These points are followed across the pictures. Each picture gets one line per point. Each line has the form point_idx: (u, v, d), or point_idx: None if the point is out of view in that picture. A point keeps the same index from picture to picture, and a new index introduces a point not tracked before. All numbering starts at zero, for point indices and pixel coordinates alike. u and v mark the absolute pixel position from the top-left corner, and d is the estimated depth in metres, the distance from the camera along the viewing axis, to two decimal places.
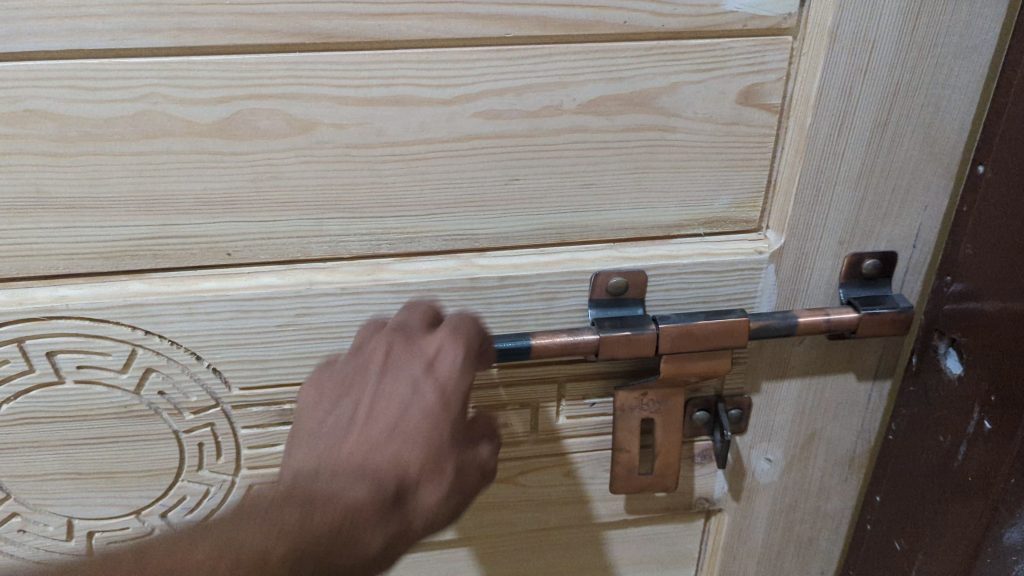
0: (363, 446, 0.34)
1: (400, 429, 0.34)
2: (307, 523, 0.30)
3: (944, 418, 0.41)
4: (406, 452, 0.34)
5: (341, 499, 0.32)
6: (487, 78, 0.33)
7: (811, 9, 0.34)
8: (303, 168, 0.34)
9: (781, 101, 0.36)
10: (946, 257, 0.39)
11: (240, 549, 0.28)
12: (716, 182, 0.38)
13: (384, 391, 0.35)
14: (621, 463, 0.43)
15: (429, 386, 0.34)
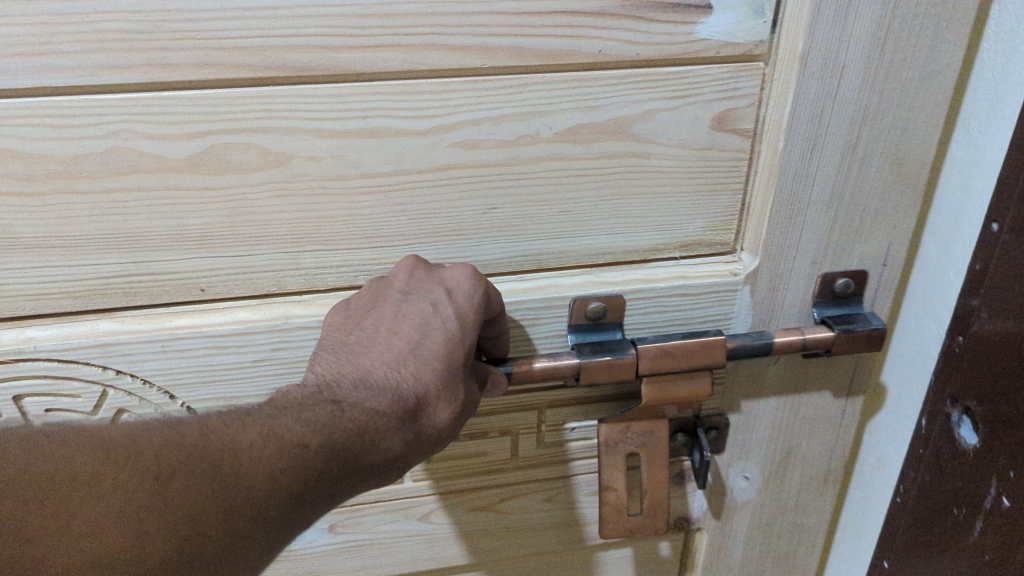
0: (385, 361, 0.34)
1: (420, 348, 0.34)
2: (339, 419, 0.31)
3: (961, 491, 0.40)
4: (423, 370, 0.33)
5: (368, 408, 0.32)
6: (464, 107, 0.33)
7: (782, 36, 0.34)
8: (278, 201, 0.33)
9: (754, 126, 0.36)
10: (956, 317, 0.39)
11: (280, 436, 0.29)
12: (692, 206, 0.38)
13: (405, 310, 0.34)
14: (610, 504, 0.43)
15: (449, 311, 0.34)
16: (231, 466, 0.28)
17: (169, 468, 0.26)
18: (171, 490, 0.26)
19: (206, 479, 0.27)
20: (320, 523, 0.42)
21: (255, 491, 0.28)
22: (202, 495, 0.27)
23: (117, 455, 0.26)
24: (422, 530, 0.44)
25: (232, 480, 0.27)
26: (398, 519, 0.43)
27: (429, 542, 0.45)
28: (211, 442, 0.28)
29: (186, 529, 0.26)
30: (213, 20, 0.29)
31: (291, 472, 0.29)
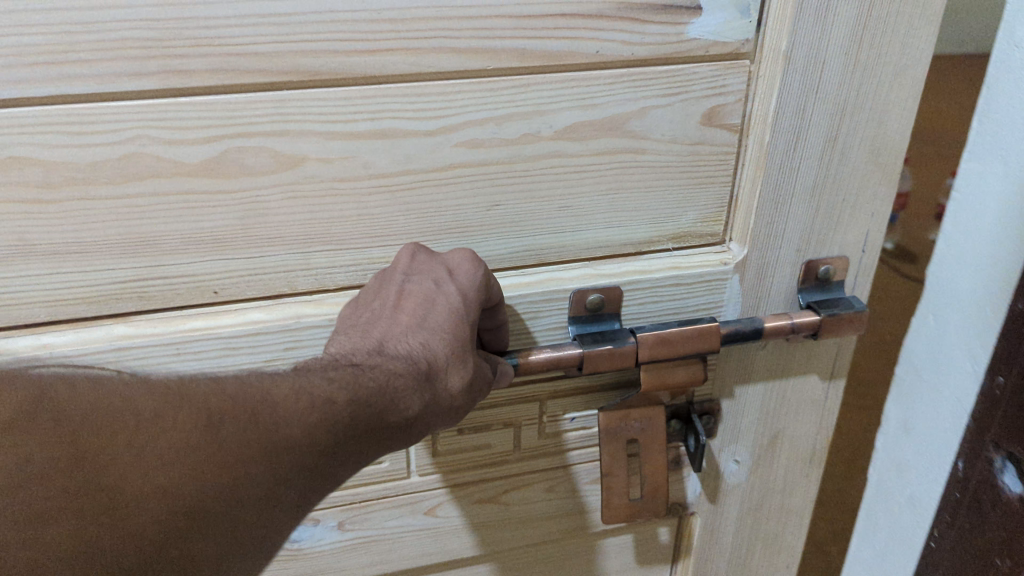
0: (396, 334, 0.35)
1: (428, 321, 0.35)
2: (364, 376, 0.32)
3: (1006, 540, 0.42)
4: (434, 342, 0.35)
5: (390, 375, 0.33)
6: (469, 108, 0.34)
7: (766, 34, 0.36)
8: (289, 203, 0.34)
9: (741, 120, 0.38)
10: (1000, 361, 0.41)
11: (307, 393, 0.30)
12: (683, 199, 0.40)
13: (410, 289, 0.35)
14: (613, 490, 0.44)
15: (451, 288, 0.35)
16: (275, 418, 0.29)
17: (223, 414, 0.28)
18: (223, 433, 0.28)
19: (254, 426, 0.29)
20: (329, 521, 0.43)
21: (292, 439, 0.29)
22: (249, 438, 0.28)
23: (176, 400, 0.28)
24: (428, 525, 0.45)
25: (278, 431, 0.29)
26: (404, 514, 0.44)
27: (434, 536, 0.46)
28: (256, 393, 0.29)
29: (238, 474, 0.28)
30: (229, 26, 0.30)
31: (322, 425, 0.30)
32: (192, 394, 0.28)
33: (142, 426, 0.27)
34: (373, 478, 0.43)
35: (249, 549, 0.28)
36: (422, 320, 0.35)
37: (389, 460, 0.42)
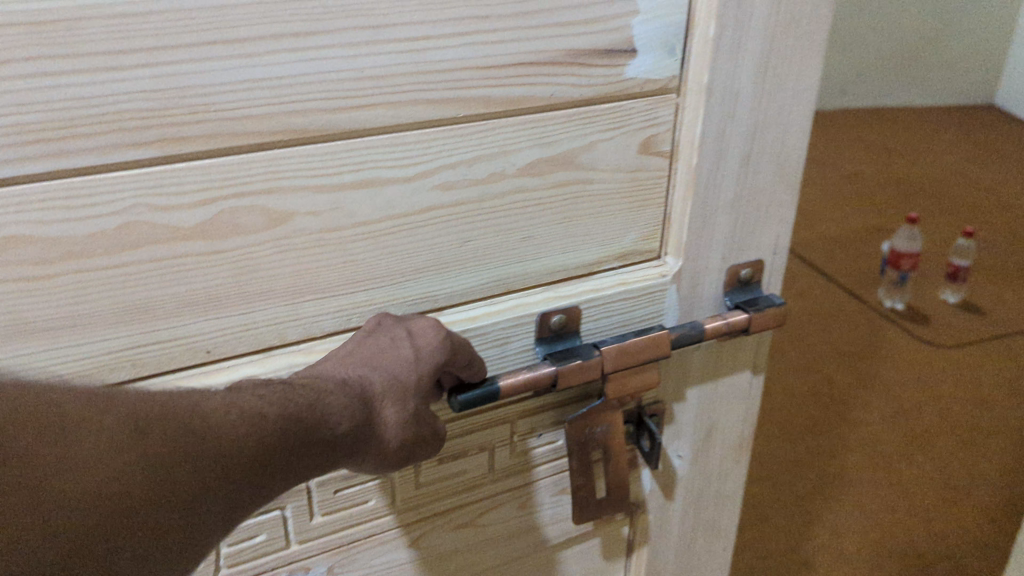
0: (340, 365, 0.37)
1: (375, 361, 0.37)
2: (294, 393, 0.34)
3: None
4: (373, 376, 0.37)
5: (322, 394, 0.35)
6: (444, 154, 0.37)
7: (689, 70, 0.41)
8: (280, 257, 0.35)
9: (670, 147, 0.43)
10: None
11: (242, 408, 0.32)
12: (627, 221, 0.44)
13: (366, 339, 0.38)
14: (581, 494, 0.48)
15: (407, 347, 0.37)
16: (204, 426, 0.30)
17: (152, 419, 0.29)
18: (153, 438, 0.29)
19: (185, 435, 0.29)
20: (318, 568, 0.44)
21: (222, 449, 0.31)
22: (177, 444, 0.29)
23: (104, 405, 0.28)
24: (410, 558, 0.46)
25: (208, 439, 0.30)
26: (389, 551, 0.45)
27: (416, 568, 0.47)
28: (187, 401, 0.30)
29: (165, 477, 0.29)
30: (223, 92, 0.32)
31: (252, 439, 0.31)
32: (121, 402, 0.28)
33: (68, 429, 0.27)
34: (359, 518, 0.43)
35: (171, 551, 0.29)
36: (368, 359, 0.37)
37: (373, 499, 0.43)
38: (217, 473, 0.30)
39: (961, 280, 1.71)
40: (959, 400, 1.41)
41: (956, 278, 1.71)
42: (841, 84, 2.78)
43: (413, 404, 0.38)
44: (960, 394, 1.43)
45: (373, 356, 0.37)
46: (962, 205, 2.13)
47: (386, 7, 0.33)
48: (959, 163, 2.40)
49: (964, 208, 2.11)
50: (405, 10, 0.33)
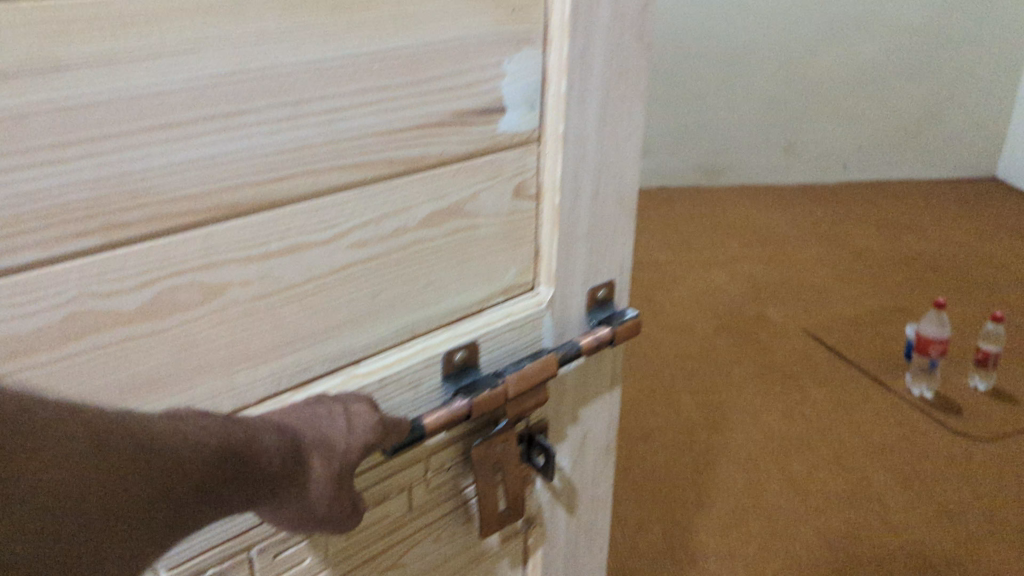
0: (275, 416, 0.38)
1: (309, 422, 0.38)
2: (233, 427, 0.34)
3: None
4: (304, 432, 0.38)
5: (257, 431, 0.35)
6: (356, 216, 0.40)
7: (547, 121, 0.47)
8: (216, 330, 0.36)
9: (536, 189, 0.48)
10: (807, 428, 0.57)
11: (187, 434, 0.32)
12: (507, 259, 0.49)
13: (303, 409, 0.39)
14: (486, 509, 0.51)
15: (341, 418, 0.39)
16: (156, 444, 0.31)
17: (109, 433, 0.29)
18: (112, 447, 0.29)
19: (137, 450, 0.30)
20: None
21: (168, 468, 0.31)
22: (130, 457, 0.30)
23: (65, 410, 0.28)
24: None
25: (157, 458, 0.31)
26: None
27: None
28: (141, 420, 0.31)
29: (117, 487, 0.29)
30: (162, 177, 0.33)
31: (193, 463, 0.32)
32: (83, 410, 0.29)
33: (32, 434, 0.27)
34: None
35: (103, 567, 0.29)
36: (302, 418, 0.38)
37: (310, 557, 0.44)
38: (162, 490, 0.31)
39: (991, 366, 1.73)
40: (1002, 506, 1.40)
41: (986, 364, 1.72)
42: (843, 160, 2.89)
43: (338, 467, 0.39)
44: (966, 480, 1.47)
45: (310, 420, 0.38)
46: (953, 284, 2.18)
47: (304, 84, 0.36)
48: (902, 232, 2.51)
49: (936, 283, 2.18)
50: (318, 85, 0.36)
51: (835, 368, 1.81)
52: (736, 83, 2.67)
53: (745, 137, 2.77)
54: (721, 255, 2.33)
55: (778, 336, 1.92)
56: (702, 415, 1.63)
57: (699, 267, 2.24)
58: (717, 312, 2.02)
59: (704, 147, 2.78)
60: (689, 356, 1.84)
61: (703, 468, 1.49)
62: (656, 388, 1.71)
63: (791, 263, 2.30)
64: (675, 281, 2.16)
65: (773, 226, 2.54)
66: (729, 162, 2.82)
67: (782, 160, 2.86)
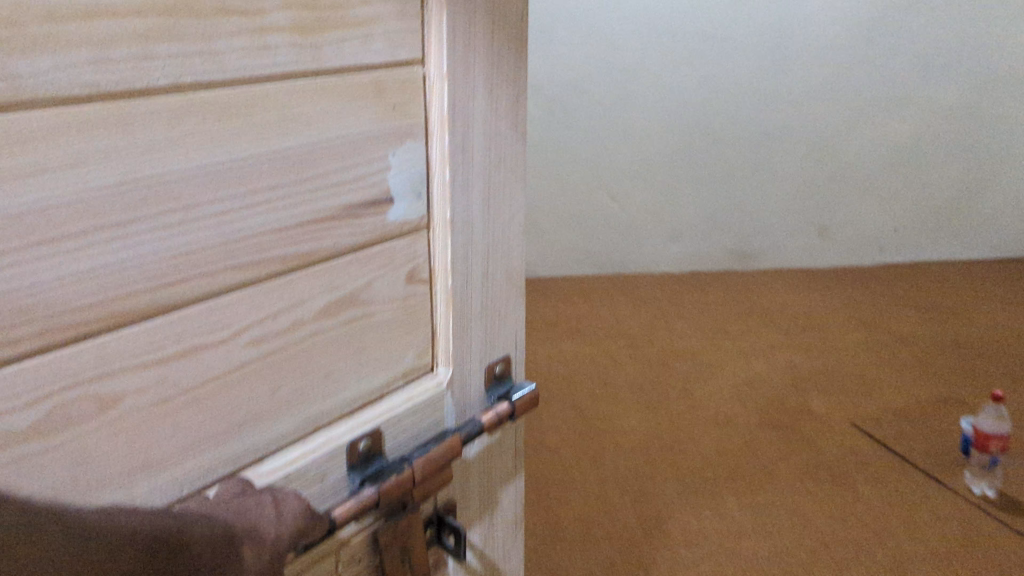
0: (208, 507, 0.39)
1: (242, 511, 0.39)
2: (165, 519, 0.36)
3: None
4: (238, 521, 0.39)
5: (190, 522, 0.37)
6: (251, 314, 0.40)
7: (434, 208, 0.49)
8: (112, 440, 0.36)
9: (428, 273, 0.50)
10: None
11: (117, 524, 0.34)
12: (404, 344, 0.50)
13: (235, 498, 0.40)
14: None
15: (270, 506, 0.40)
16: (85, 532, 0.33)
17: (41, 523, 0.31)
18: (40, 533, 0.31)
19: (68, 537, 0.32)
20: None
21: (96, 554, 0.33)
22: (61, 543, 0.32)
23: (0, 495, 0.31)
24: None
25: (87, 544, 0.33)
26: None
27: None
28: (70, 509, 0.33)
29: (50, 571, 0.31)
30: (53, 291, 0.32)
31: (121, 549, 0.34)
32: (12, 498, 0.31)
33: None
34: None
35: None
36: (235, 508, 0.39)
37: None
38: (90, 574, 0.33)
39: None
40: None
41: None
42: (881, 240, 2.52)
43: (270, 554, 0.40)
44: None
45: (243, 509, 0.39)
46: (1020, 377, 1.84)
47: (195, 187, 0.36)
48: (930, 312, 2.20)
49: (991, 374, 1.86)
50: (207, 189, 0.37)
51: (888, 466, 1.52)
52: (768, 165, 2.36)
53: (775, 218, 2.44)
54: (762, 341, 2.01)
55: (825, 428, 1.64)
56: (731, 515, 1.36)
57: (738, 353, 1.94)
58: (763, 402, 1.73)
59: (739, 228, 2.44)
60: (730, 445, 1.56)
61: (655, 534, 1.32)
62: (664, 470, 1.48)
63: (834, 351, 1.97)
64: (719, 370, 1.86)
65: (809, 305, 2.23)
66: (764, 243, 2.46)
67: (817, 244, 2.49)
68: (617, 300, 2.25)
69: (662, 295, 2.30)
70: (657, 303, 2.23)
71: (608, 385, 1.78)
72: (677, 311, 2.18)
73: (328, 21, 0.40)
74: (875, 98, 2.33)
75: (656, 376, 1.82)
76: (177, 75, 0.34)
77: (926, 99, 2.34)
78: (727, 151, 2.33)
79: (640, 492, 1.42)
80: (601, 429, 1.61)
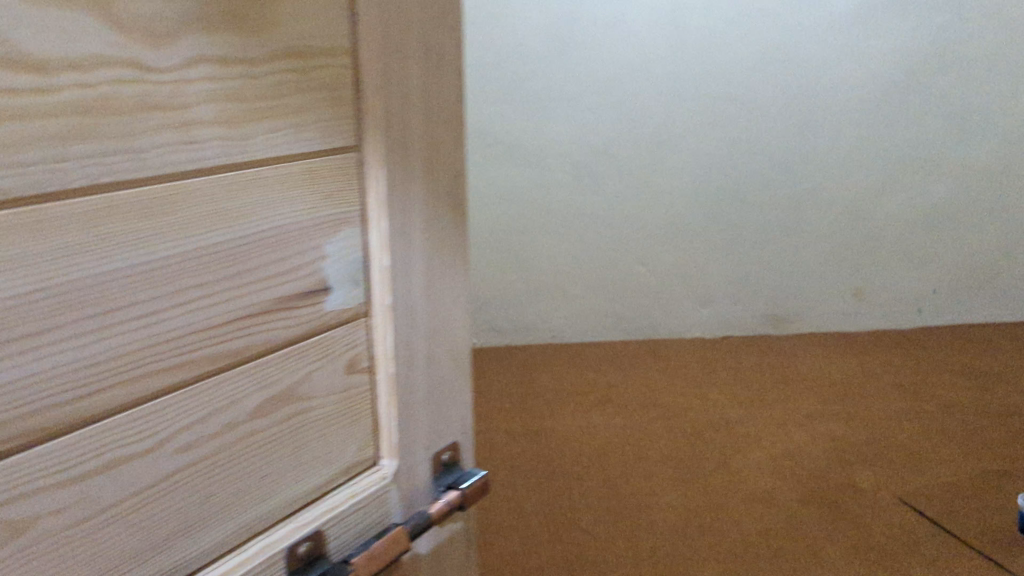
0: None
1: None
2: None
3: None
4: None
5: None
6: (179, 418, 0.38)
7: (374, 295, 0.47)
8: (25, 567, 0.33)
9: (370, 361, 0.48)
10: None
11: None
12: (346, 437, 0.47)
13: None
14: None
15: None
16: None
17: None
18: None
19: None
20: None
21: None
22: None
23: None
24: None
25: None
26: None
27: None
28: None
29: None
30: None
31: None
32: None
33: None
34: None
35: None
36: None
37: None
38: None
39: None
40: None
41: None
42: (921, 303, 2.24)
43: None
44: None
45: None
46: None
47: (115, 290, 0.34)
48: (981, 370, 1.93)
49: None
50: (126, 292, 0.35)
51: (946, 553, 1.27)
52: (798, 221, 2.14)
53: (796, 280, 2.19)
54: (802, 409, 1.77)
55: (872, 505, 1.41)
56: None
57: (778, 423, 1.70)
58: (803, 476, 1.50)
59: (771, 292, 2.20)
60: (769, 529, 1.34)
61: None
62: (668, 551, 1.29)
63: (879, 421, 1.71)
64: (754, 442, 1.62)
65: (840, 366, 1.98)
66: (801, 306, 2.22)
67: (854, 308, 2.23)
68: (618, 365, 2.02)
69: (691, 358, 2.07)
70: (666, 366, 2.01)
71: (622, 450, 1.60)
72: (695, 370, 1.98)
73: (258, 111, 0.39)
74: (900, 161, 2.11)
75: (678, 446, 1.62)
76: (93, 175, 0.33)
77: (959, 160, 2.11)
78: (729, 216, 2.13)
79: (642, 574, 1.23)
80: (607, 501, 1.43)
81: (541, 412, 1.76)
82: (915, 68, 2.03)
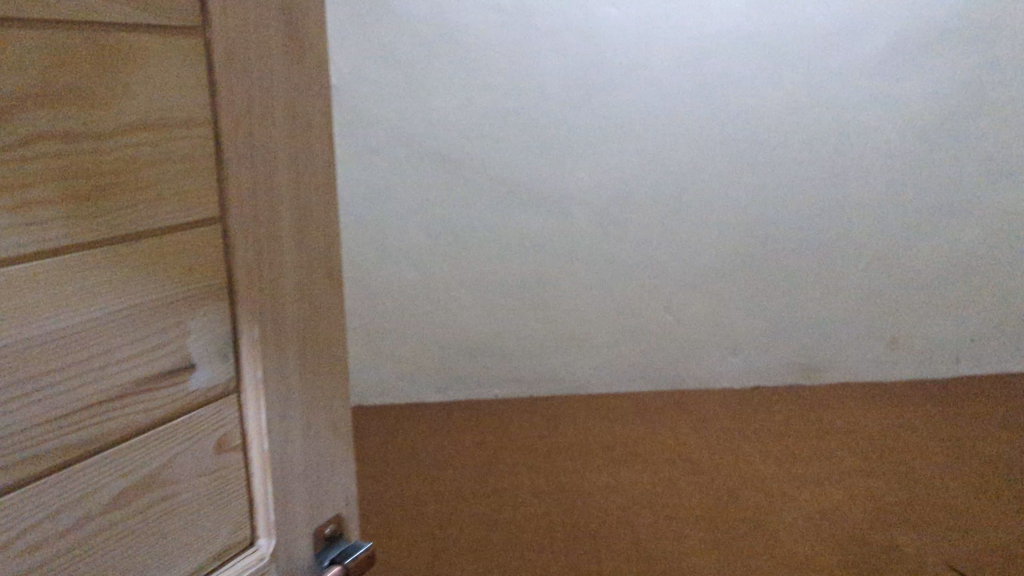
0: None
1: None
2: None
3: None
4: None
5: None
6: (29, 516, 0.35)
7: (246, 369, 0.46)
8: None
9: (242, 437, 0.46)
10: None
11: None
12: (219, 518, 0.45)
13: None
14: None
15: None
16: None
17: None
18: None
19: None
20: None
21: None
22: None
23: None
24: None
25: None
26: None
27: None
28: None
29: None
30: None
31: None
32: None
33: None
34: None
35: None
36: None
37: None
38: None
39: None
40: None
41: None
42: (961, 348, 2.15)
43: None
44: None
45: None
46: None
47: None
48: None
49: None
50: None
51: None
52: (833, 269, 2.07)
53: (831, 327, 2.12)
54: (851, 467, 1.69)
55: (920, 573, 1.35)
56: None
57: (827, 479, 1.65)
58: (845, 541, 1.44)
59: (799, 339, 2.12)
60: None
61: None
62: None
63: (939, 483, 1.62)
64: (791, 500, 1.58)
65: (859, 419, 1.93)
66: (831, 355, 2.13)
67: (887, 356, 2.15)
68: (631, 419, 1.95)
69: (712, 411, 1.99)
70: (686, 413, 1.99)
71: (643, 517, 1.53)
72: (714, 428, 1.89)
73: (110, 189, 0.37)
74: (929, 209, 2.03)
75: (707, 500, 1.59)
76: None
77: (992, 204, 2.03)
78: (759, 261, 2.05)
79: None
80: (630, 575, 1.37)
81: (560, 472, 1.70)
82: (959, 112, 1.94)
